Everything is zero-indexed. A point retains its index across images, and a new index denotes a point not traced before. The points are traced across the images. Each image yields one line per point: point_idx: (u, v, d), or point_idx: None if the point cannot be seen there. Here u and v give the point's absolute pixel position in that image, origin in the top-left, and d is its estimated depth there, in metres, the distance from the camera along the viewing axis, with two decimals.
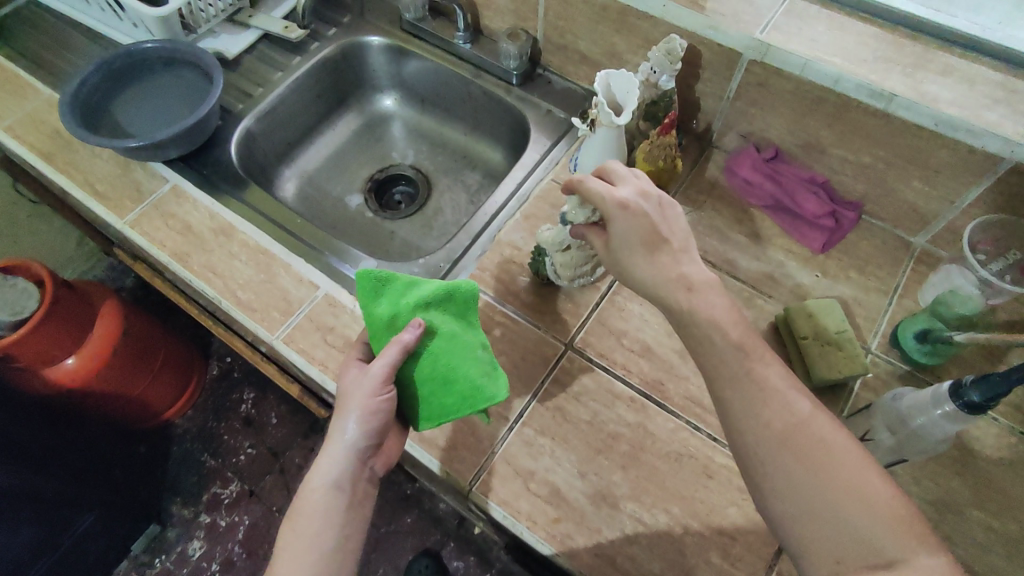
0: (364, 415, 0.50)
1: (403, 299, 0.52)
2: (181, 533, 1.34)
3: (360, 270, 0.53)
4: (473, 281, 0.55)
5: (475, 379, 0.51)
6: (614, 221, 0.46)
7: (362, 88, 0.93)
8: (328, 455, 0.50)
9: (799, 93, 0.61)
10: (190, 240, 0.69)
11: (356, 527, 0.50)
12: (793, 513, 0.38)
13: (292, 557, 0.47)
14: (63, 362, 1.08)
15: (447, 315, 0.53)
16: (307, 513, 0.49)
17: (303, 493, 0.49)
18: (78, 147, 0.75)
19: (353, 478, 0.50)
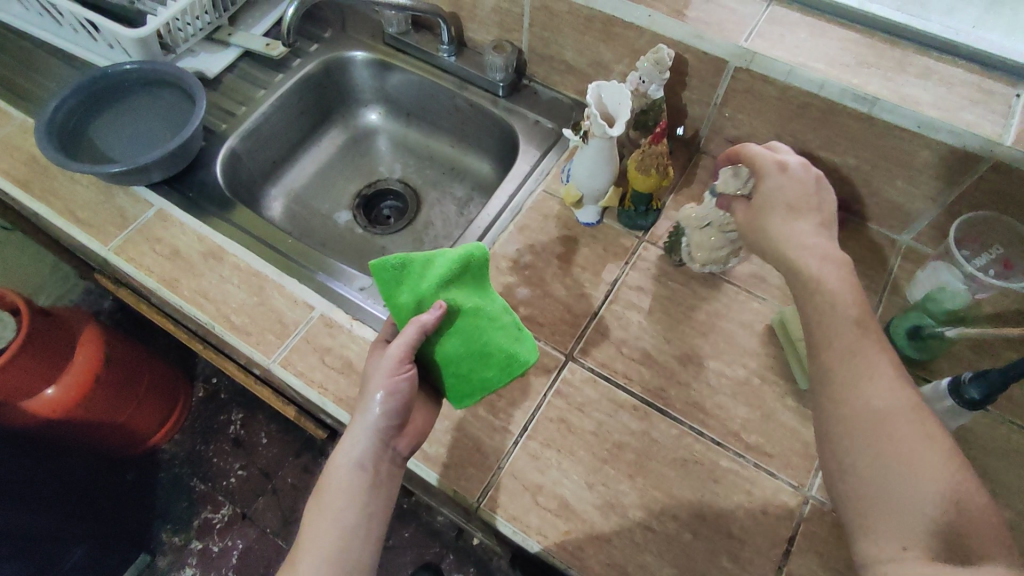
0: (384, 395, 0.50)
1: (423, 283, 0.51)
2: (173, 561, 1.31)
3: (372, 262, 0.51)
4: (480, 244, 0.53)
5: (508, 345, 0.54)
6: (767, 176, 0.52)
7: (347, 103, 0.92)
8: (352, 434, 0.50)
9: (785, 98, 0.62)
10: (179, 265, 0.68)
11: (381, 508, 0.51)
12: (866, 491, 0.39)
13: (317, 533, 0.48)
14: (42, 393, 1.05)
15: (466, 289, 0.53)
16: (332, 491, 0.49)
17: (329, 471, 0.50)
18: (56, 173, 0.73)
19: (376, 458, 0.50)
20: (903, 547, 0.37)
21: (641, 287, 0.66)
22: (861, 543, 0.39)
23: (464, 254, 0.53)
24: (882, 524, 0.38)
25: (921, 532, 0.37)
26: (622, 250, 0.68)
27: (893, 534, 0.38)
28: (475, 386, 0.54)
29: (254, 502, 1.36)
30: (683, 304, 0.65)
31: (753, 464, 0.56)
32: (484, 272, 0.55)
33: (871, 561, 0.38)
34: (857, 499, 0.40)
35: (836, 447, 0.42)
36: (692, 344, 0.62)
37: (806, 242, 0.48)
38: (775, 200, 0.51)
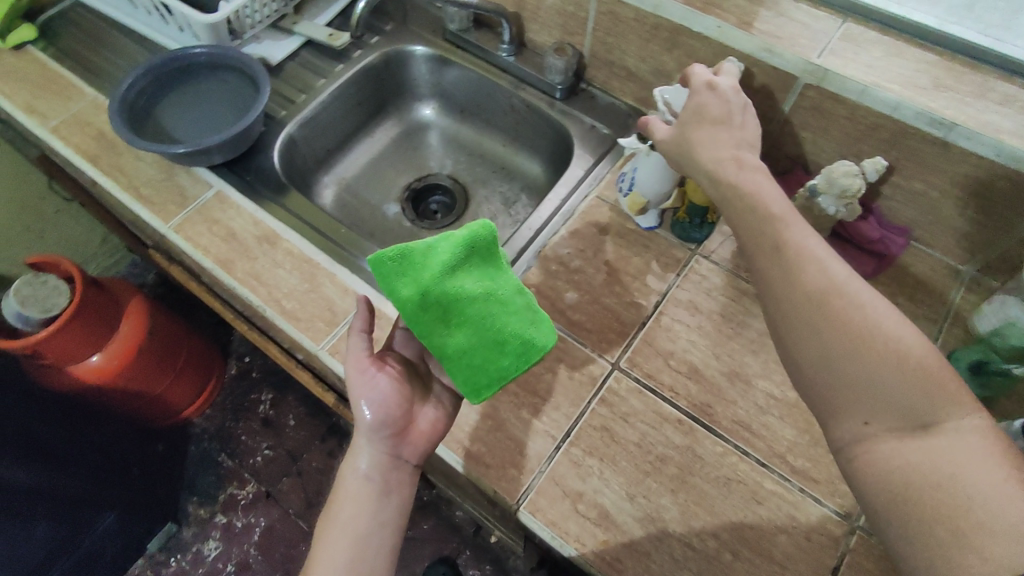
0: (370, 403, 0.53)
1: (427, 272, 0.51)
2: (197, 532, 1.35)
3: (370, 257, 0.51)
4: (486, 221, 0.53)
5: (524, 329, 0.53)
6: (697, 95, 0.54)
7: (402, 97, 0.93)
8: (355, 445, 0.54)
9: (855, 118, 0.60)
10: (235, 247, 0.69)
11: (393, 515, 0.53)
12: (824, 387, 0.40)
13: (329, 545, 0.50)
14: (87, 360, 1.09)
15: (473, 273, 0.53)
16: (341, 501, 0.52)
17: (339, 481, 0.53)
18: (122, 150, 0.76)
19: (381, 467, 0.53)
20: (866, 423, 0.38)
21: (691, 299, 0.65)
22: (831, 428, 0.41)
23: (465, 237, 0.52)
24: (844, 407, 0.39)
25: (888, 410, 0.38)
26: (673, 261, 0.68)
27: (854, 412, 0.39)
28: (492, 377, 0.53)
29: (279, 482, 1.39)
30: (733, 320, 0.64)
31: (799, 489, 0.55)
32: (490, 251, 0.54)
33: (842, 444, 0.40)
34: (820, 390, 0.40)
35: (800, 367, 0.41)
36: (740, 362, 0.61)
37: (722, 154, 0.51)
38: (701, 116, 0.53)
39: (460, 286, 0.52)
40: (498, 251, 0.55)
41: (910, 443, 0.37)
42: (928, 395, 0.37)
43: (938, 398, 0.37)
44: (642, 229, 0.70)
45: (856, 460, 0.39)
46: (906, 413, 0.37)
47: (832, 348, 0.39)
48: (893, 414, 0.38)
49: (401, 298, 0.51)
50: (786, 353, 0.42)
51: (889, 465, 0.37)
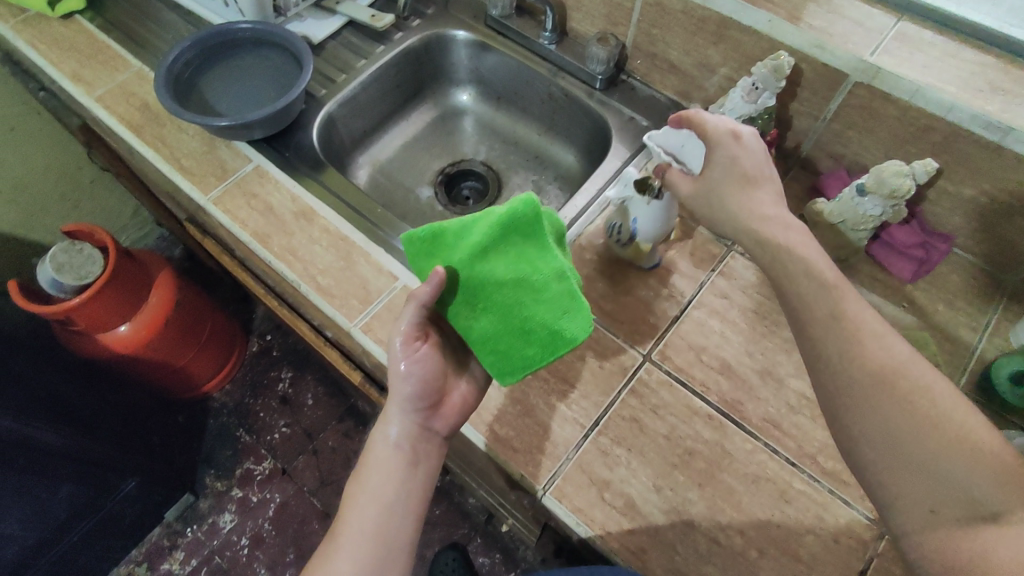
0: (408, 373, 0.53)
1: (454, 254, 0.52)
2: (213, 505, 1.37)
3: (405, 236, 0.55)
4: (527, 194, 0.50)
5: (552, 319, 0.50)
6: (720, 148, 0.52)
7: (439, 82, 0.93)
8: (387, 412, 0.54)
9: (905, 120, 0.59)
10: (272, 221, 0.70)
11: (420, 485, 0.53)
12: (882, 469, 0.40)
13: (356, 509, 0.51)
14: (116, 329, 1.12)
15: (506, 257, 0.51)
16: (371, 467, 0.52)
17: (368, 446, 0.54)
18: (165, 121, 0.77)
19: (412, 437, 0.54)
20: (932, 510, 0.38)
21: (726, 296, 0.65)
22: (892, 515, 0.40)
23: (498, 217, 0.50)
24: (907, 493, 0.39)
25: (953, 497, 0.38)
26: (708, 257, 0.67)
27: (918, 499, 0.39)
28: (515, 365, 0.51)
29: (295, 460, 1.41)
30: (767, 319, 0.63)
31: (829, 490, 0.54)
32: (529, 231, 0.51)
33: (905, 532, 0.39)
34: (880, 475, 0.40)
35: (855, 445, 0.42)
36: (773, 360, 0.61)
37: (766, 213, 0.50)
38: (732, 170, 0.52)
39: (487, 271, 0.51)
40: (541, 228, 0.51)
41: (979, 533, 0.36)
42: (994, 481, 0.37)
43: (1006, 486, 0.37)
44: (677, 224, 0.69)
45: (921, 550, 0.38)
46: (972, 501, 0.37)
47: (891, 427, 0.40)
48: (957, 502, 0.37)
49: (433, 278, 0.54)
50: (839, 427, 0.43)
51: (959, 556, 0.37)
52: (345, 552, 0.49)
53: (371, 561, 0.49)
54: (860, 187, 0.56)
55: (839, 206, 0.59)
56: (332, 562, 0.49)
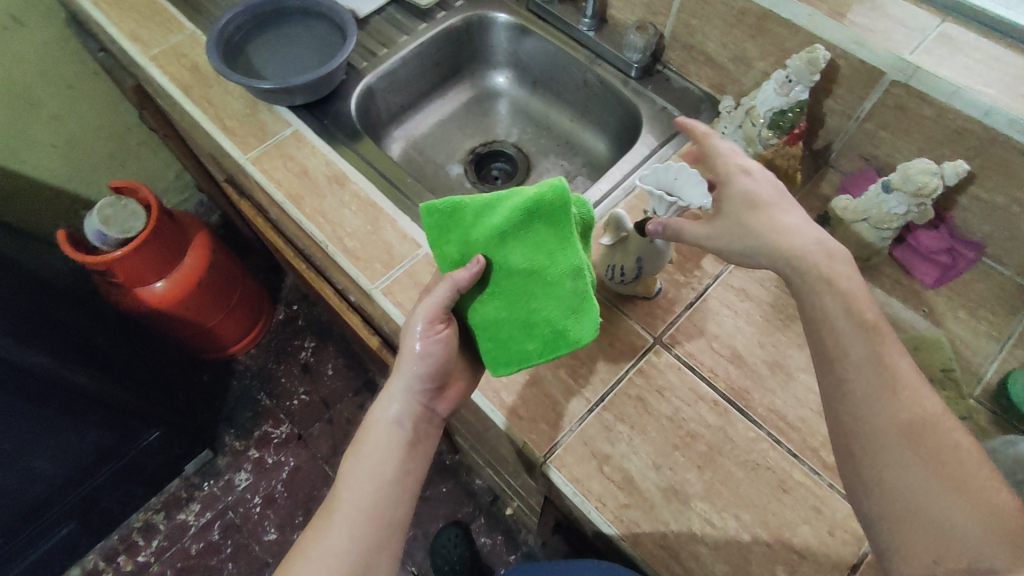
0: (422, 357, 0.55)
1: (473, 233, 0.52)
2: (231, 463, 1.41)
3: (423, 204, 0.53)
4: (559, 178, 0.49)
5: (558, 318, 0.51)
6: (732, 175, 0.54)
7: (478, 63, 0.95)
8: (390, 391, 0.57)
9: (940, 122, 0.59)
10: (306, 183, 0.72)
11: (416, 464, 0.56)
12: (885, 513, 0.40)
13: (352, 482, 0.53)
14: (152, 285, 1.17)
15: (525, 245, 0.51)
16: (371, 444, 0.55)
17: (367, 421, 0.56)
18: (213, 83, 0.80)
19: (413, 417, 0.57)
20: (934, 562, 0.38)
21: (742, 287, 0.65)
22: (892, 561, 0.40)
23: (524, 201, 0.50)
24: (908, 537, 0.39)
25: (954, 547, 0.37)
26: None
27: (921, 548, 0.38)
28: (512, 356, 0.53)
29: (311, 426, 1.45)
30: (783, 314, 0.63)
31: (829, 485, 0.54)
32: (555, 219, 0.50)
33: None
34: (884, 518, 0.41)
35: (861, 479, 0.42)
36: (784, 354, 0.61)
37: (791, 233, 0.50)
38: (744, 194, 0.52)
39: (503, 256, 0.52)
40: (567, 219, 0.50)
41: None
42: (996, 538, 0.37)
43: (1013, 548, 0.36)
44: None
45: None
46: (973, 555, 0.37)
47: (898, 466, 0.40)
48: (958, 558, 0.37)
49: (446, 258, 0.54)
50: (846, 456, 0.44)
51: None
52: (341, 523, 0.51)
53: (365, 533, 0.51)
54: (886, 183, 0.55)
55: (863, 203, 0.58)
56: (327, 530, 0.51)
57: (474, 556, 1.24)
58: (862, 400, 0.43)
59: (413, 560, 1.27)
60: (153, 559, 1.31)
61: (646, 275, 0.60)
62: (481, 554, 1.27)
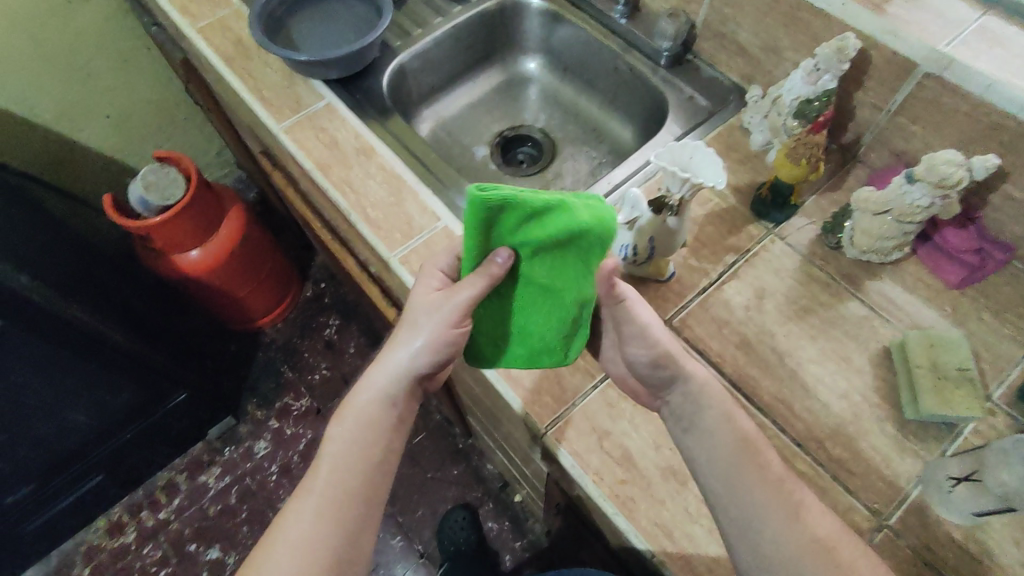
0: (435, 348, 0.53)
1: (509, 236, 0.48)
2: (251, 431, 1.46)
3: (472, 190, 0.43)
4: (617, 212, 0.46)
5: (556, 339, 0.54)
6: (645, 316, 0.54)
7: (510, 48, 0.96)
8: (384, 370, 0.54)
9: (974, 116, 0.57)
10: (334, 154, 0.75)
11: (400, 443, 0.55)
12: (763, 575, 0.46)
13: (334, 460, 0.52)
14: (188, 254, 1.22)
15: (551, 264, 0.49)
16: (359, 422, 0.53)
17: (353, 395, 0.54)
18: (253, 56, 0.83)
19: (406, 399, 0.55)
20: None
21: (758, 276, 0.64)
22: None
23: (573, 226, 0.45)
24: None
25: None
26: (745, 236, 0.67)
27: None
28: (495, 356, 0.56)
29: (330, 401, 1.48)
30: (797, 305, 0.62)
31: (832, 477, 0.54)
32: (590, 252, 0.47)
33: None
34: None
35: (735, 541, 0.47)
36: (795, 344, 0.60)
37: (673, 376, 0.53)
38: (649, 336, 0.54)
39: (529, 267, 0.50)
40: (601, 256, 0.48)
41: None
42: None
43: None
44: (720, 201, 0.69)
45: None
46: None
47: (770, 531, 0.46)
48: None
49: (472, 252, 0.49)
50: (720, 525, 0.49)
51: None
52: (321, 505, 0.50)
53: (346, 517, 0.50)
54: (910, 174, 0.55)
55: (884, 194, 0.58)
56: (307, 511, 0.50)
57: (480, 539, 1.25)
58: (716, 444, 0.49)
59: (420, 539, 1.28)
60: (173, 517, 1.36)
61: (657, 256, 0.61)
62: (487, 538, 1.28)
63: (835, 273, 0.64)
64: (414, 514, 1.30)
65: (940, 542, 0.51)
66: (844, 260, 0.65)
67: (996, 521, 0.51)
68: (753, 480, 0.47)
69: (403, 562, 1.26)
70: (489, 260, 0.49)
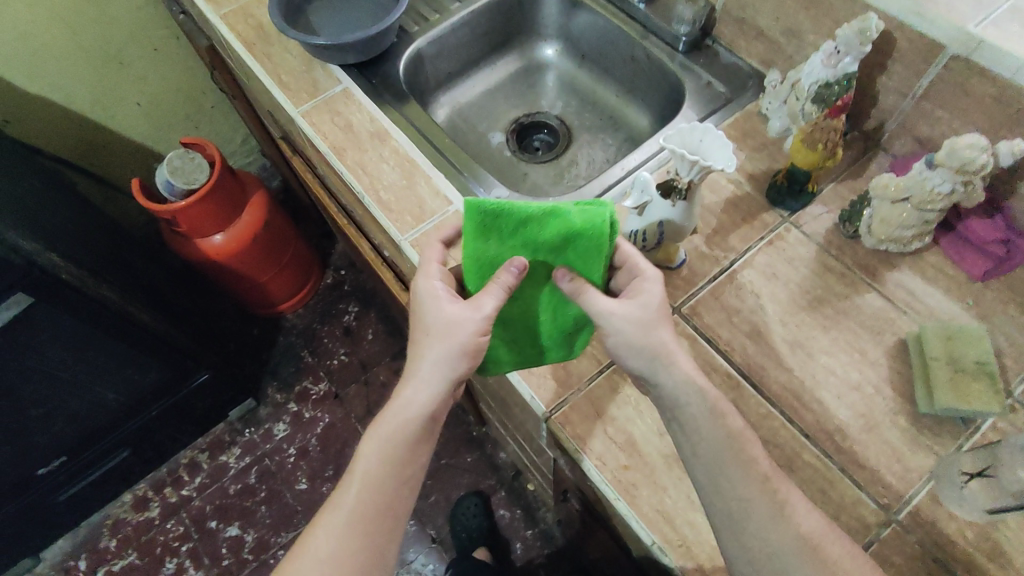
0: (467, 356, 0.51)
1: (512, 240, 0.51)
2: (271, 413, 1.49)
3: (469, 200, 0.49)
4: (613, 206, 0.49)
5: (563, 333, 0.56)
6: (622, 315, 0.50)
7: (528, 35, 0.95)
8: (417, 384, 0.51)
9: (1001, 100, 0.55)
10: (349, 137, 0.75)
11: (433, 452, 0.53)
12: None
13: (365, 475, 0.50)
14: (212, 238, 1.24)
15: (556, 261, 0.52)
16: (393, 437, 0.50)
17: (385, 410, 0.52)
18: (273, 41, 0.84)
19: (441, 410, 0.52)
20: None
21: (771, 264, 0.63)
22: None
23: (566, 228, 0.49)
24: None
25: None
26: (760, 224, 0.66)
27: None
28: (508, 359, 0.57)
29: (348, 386, 1.51)
30: (811, 294, 0.61)
31: (840, 469, 0.52)
32: (591, 252, 0.50)
33: None
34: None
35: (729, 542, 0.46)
36: (806, 334, 0.59)
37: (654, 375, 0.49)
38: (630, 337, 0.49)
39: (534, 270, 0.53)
40: (603, 255, 0.50)
41: None
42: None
43: None
44: (734, 189, 0.68)
45: None
46: None
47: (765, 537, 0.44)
48: None
49: (477, 257, 0.52)
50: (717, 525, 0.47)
51: None
52: (353, 520, 0.50)
53: (376, 532, 0.50)
54: (933, 160, 0.53)
55: (905, 179, 0.56)
56: (338, 526, 0.50)
57: (491, 527, 1.25)
58: (707, 439, 0.47)
59: (432, 524, 1.30)
60: (195, 494, 1.40)
61: (667, 240, 0.60)
62: (499, 526, 1.28)
63: (852, 263, 0.63)
64: (427, 499, 1.32)
65: (951, 539, 0.49)
66: (862, 250, 0.63)
67: (1009, 519, 0.49)
68: (740, 476, 0.46)
69: (415, 546, 1.28)
70: (505, 268, 0.51)
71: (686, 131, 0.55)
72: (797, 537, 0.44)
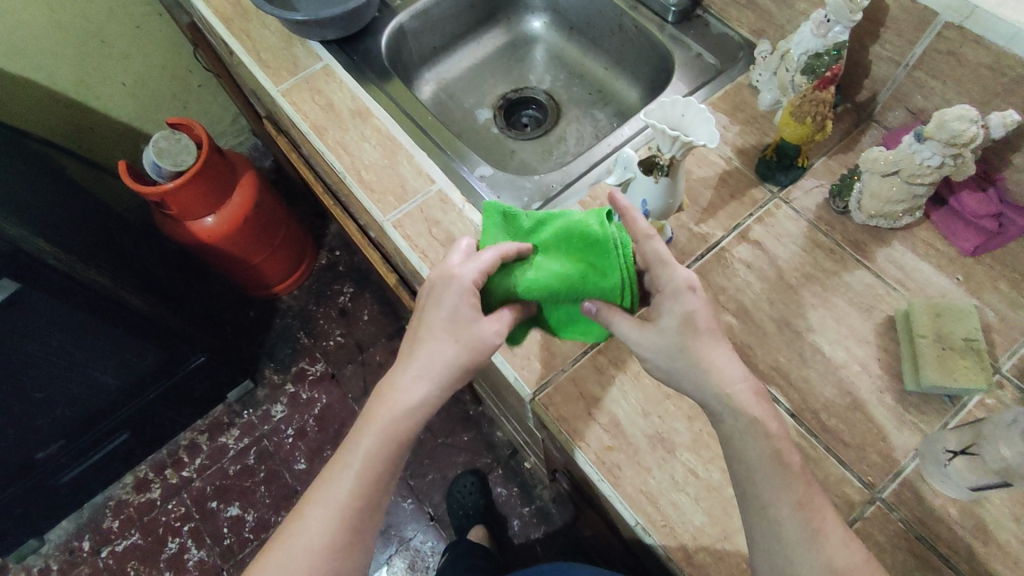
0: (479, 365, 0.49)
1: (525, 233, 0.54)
2: (269, 394, 1.49)
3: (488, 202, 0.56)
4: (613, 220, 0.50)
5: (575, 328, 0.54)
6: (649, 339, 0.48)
7: (514, 7, 0.93)
8: (425, 381, 0.48)
9: (997, 69, 0.53)
10: (330, 116, 0.74)
11: None
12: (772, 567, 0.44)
13: (361, 467, 0.48)
14: (204, 220, 1.23)
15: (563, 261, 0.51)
16: (393, 429, 0.48)
17: (385, 401, 0.48)
18: (252, 18, 0.82)
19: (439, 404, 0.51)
20: None
21: (759, 241, 0.62)
22: None
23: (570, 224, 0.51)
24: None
25: None
26: (748, 200, 0.64)
27: None
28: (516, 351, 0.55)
29: (344, 367, 1.51)
30: (799, 272, 0.60)
31: (824, 448, 0.52)
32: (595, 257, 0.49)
33: None
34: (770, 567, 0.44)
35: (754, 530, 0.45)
36: (794, 312, 0.58)
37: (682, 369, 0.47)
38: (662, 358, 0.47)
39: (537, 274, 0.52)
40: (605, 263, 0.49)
41: None
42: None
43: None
44: (723, 165, 0.67)
45: None
46: None
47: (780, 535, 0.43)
48: None
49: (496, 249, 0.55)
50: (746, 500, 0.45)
51: None
52: (342, 513, 0.47)
53: (365, 525, 0.48)
54: (920, 133, 0.52)
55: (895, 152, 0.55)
56: (328, 518, 0.47)
57: (488, 504, 1.27)
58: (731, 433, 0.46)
59: (430, 501, 1.31)
60: (195, 475, 1.42)
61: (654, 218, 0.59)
62: (497, 503, 1.30)
63: (841, 239, 0.61)
64: (424, 478, 1.33)
65: (936, 516, 0.49)
66: (852, 225, 0.62)
67: (994, 496, 0.49)
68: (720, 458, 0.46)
69: (413, 523, 1.29)
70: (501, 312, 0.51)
71: (669, 106, 0.54)
72: (778, 519, 0.44)
